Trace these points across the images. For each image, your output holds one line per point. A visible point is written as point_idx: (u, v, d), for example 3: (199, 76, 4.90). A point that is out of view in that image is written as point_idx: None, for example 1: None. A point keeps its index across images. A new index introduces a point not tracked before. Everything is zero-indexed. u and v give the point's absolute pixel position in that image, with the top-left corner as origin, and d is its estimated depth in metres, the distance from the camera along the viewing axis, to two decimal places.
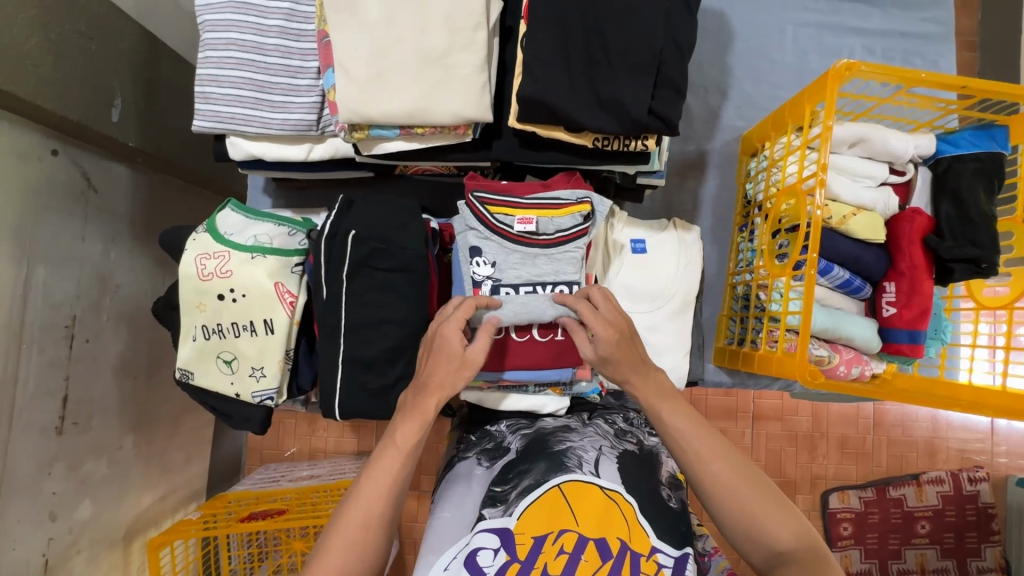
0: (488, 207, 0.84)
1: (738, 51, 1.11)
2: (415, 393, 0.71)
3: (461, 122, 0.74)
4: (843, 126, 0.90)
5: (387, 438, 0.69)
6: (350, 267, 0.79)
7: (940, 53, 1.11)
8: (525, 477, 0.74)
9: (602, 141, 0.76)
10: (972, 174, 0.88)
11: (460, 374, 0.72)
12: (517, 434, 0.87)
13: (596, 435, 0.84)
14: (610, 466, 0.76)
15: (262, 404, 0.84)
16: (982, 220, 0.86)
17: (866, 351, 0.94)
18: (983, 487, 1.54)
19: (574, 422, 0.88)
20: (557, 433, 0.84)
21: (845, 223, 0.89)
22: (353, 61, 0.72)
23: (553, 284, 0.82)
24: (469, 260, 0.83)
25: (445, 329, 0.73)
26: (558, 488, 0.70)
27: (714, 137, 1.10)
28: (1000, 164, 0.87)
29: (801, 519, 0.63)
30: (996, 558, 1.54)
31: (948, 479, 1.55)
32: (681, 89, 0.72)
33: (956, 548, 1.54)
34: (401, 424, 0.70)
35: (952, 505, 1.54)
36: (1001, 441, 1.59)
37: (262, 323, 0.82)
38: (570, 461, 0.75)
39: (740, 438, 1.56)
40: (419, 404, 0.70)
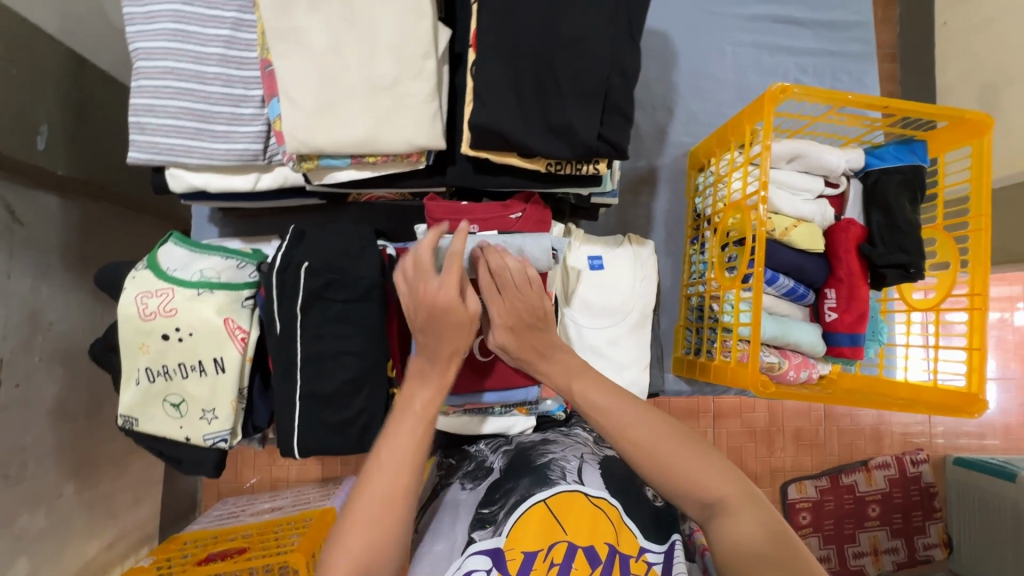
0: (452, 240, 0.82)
1: (682, 70, 1.15)
2: (427, 362, 0.68)
3: (414, 150, 0.73)
4: (780, 144, 0.95)
5: (405, 405, 0.66)
6: (304, 300, 0.77)
7: (865, 71, 1.19)
8: (511, 495, 0.75)
9: (555, 166, 0.76)
10: (897, 186, 0.94)
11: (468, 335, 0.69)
12: (498, 452, 0.89)
13: (577, 444, 0.88)
14: (592, 472, 0.79)
15: (215, 447, 0.80)
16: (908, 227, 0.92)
17: (813, 355, 0.99)
18: (924, 468, 1.66)
19: (552, 435, 0.91)
20: (538, 446, 0.86)
21: (788, 234, 0.94)
22: (299, 91, 0.70)
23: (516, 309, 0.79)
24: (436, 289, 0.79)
25: (433, 292, 0.68)
26: (543, 503, 0.71)
27: (663, 153, 1.14)
28: (921, 175, 0.94)
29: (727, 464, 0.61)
30: (939, 534, 1.66)
31: (894, 463, 1.65)
32: (629, 115, 0.73)
33: (903, 527, 1.65)
34: (420, 394, 0.67)
35: (898, 488, 1.64)
36: (938, 424, 1.70)
37: (211, 362, 0.78)
38: (554, 473, 0.77)
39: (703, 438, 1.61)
40: (436, 372, 0.68)
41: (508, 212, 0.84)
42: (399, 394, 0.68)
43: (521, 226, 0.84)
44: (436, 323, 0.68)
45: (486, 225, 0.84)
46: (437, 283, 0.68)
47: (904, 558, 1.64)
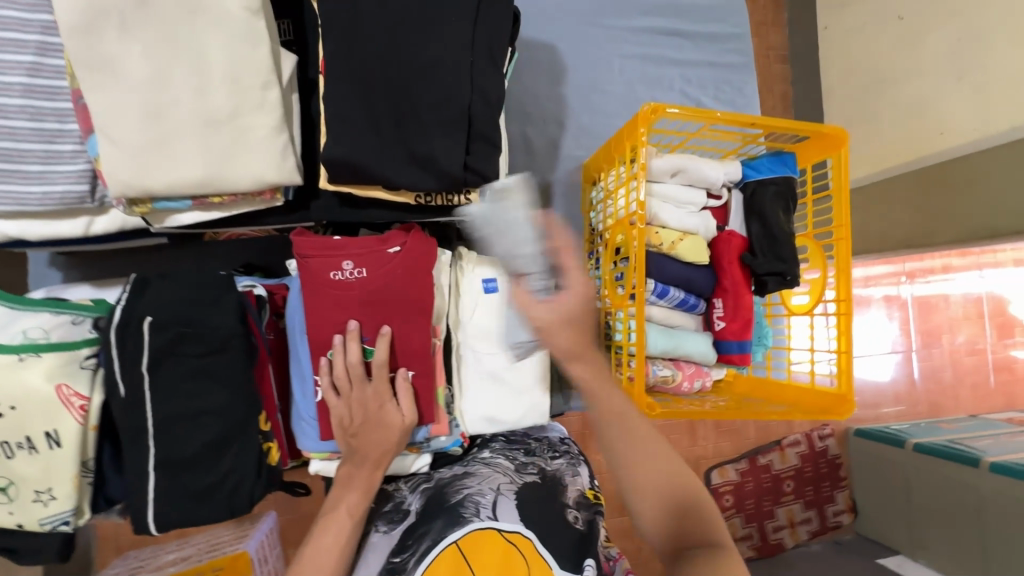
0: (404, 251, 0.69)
1: (571, 84, 1.14)
2: (354, 467, 0.77)
3: (264, 187, 0.67)
4: (662, 158, 0.96)
5: (331, 512, 0.74)
6: (150, 358, 0.69)
7: (744, 81, 1.23)
8: (423, 540, 0.71)
9: (425, 198, 0.73)
10: (772, 197, 0.97)
11: (399, 440, 0.80)
12: (416, 492, 0.85)
13: (496, 475, 0.84)
14: (508, 505, 0.75)
15: (57, 531, 0.70)
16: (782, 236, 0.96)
17: (705, 364, 1.01)
18: (830, 441, 1.76)
19: (468, 468, 0.88)
20: (456, 482, 0.82)
21: (674, 248, 0.96)
22: (118, 127, 0.62)
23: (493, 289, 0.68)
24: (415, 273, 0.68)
25: (372, 403, 0.79)
26: (455, 544, 0.68)
27: (557, 168, 1.13)
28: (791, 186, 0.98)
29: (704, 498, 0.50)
30: (845, 500, 1.75)
31: (804, 440, 1.72)
32: (496, 143, 0.71)
33: (815, 498, 1.72)
34: (345, 498, 0.75)
35: (809, 462, 1.72)
36: None
37: (42, 437, 0.68)
38: (467, 511, 0.73)
39: None
40: (363, 478, 0.77)
41: (385, 245, 0.80)
42: (327, 501, 0.76)
43: (399, 260, 0.79)
44: (368, 428, 0.78)
45: (363, 260, 0.79)
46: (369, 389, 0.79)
47: (818, 526, 1.71)
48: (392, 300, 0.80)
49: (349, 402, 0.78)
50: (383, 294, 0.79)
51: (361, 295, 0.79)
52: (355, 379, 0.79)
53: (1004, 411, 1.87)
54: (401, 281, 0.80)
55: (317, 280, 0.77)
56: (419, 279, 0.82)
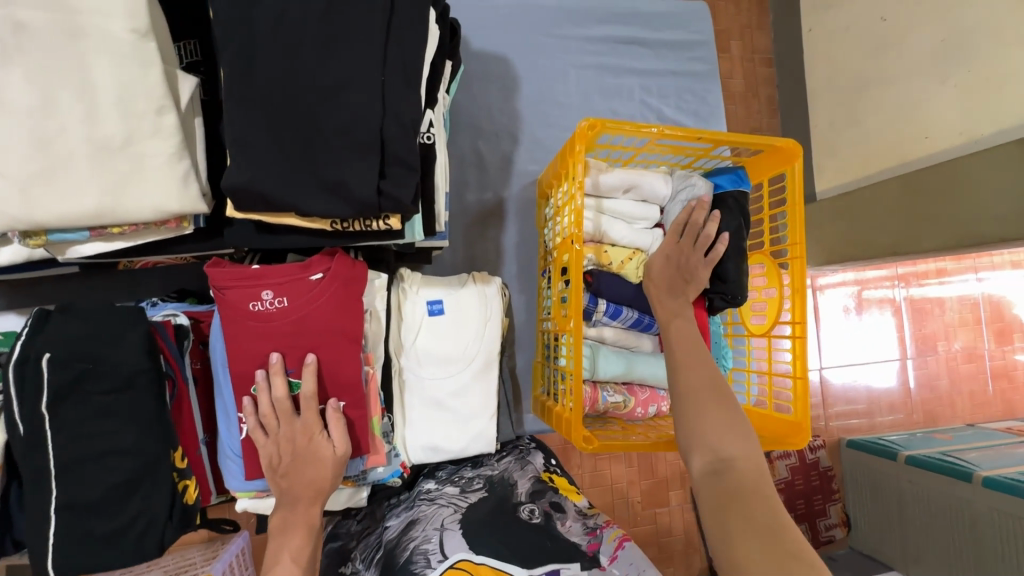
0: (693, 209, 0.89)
1: (525, 96, 1.11)
2: (289, 509, 0.72)
3: (166, 216, 0.64)
4: (612, 173, 0.91)
5: (271, 563, 0.68)
6: (51, 397, 0.65)
7: (708, 89, 1.19)
8: None
9: (341, 224, 0.69)
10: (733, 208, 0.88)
11: (333, 471, 0.75)
12: (370, 566, 0.80)
13: (440, 509, 0.83)
14: (453, 537, 0.76)
15: None
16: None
17: (661, 387, 0.96)
18: (821, 453, 1.64)
19: (411, 513, 0.85)
20: (401, 539, 0.79)
21: (623, 268, 0.93)
22: (4, 158, 0.59)
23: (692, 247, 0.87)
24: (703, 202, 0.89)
25: (299, 437, 0.75)
26: None
27: (510, 183, 1.09)
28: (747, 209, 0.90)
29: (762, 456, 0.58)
30: (838, 513, 1.64)
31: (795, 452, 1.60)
32: (413, 165, 0.67)
33: (806, 512, 1.60)
34: (284, 545, 0.70)
35: (799, 476, 1.59)
36: (833, 405, 1.67)
37: None
38: (418, 565, 0.73)
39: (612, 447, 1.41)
40: (302, 515, 0.72)
41: (307, 272, 0.76)
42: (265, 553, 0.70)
43: (323, 287, 0.76)
44: (299, 464, 0.74)
45: (284, 289, 0.75)
46: (296, 424, 0.75)
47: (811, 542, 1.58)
48: (317, 329, 0.77)
49: (276, 439, 0.75)
50: (307, 323, 0.76)
51: (283, 325, 0.76)
52: (282, 415, 0.75)
53: (1003, 420, 1.79)
54: (327, 309, 0.77)
55: (235, 312, 0.74)
56: (347, 304, 0.78)
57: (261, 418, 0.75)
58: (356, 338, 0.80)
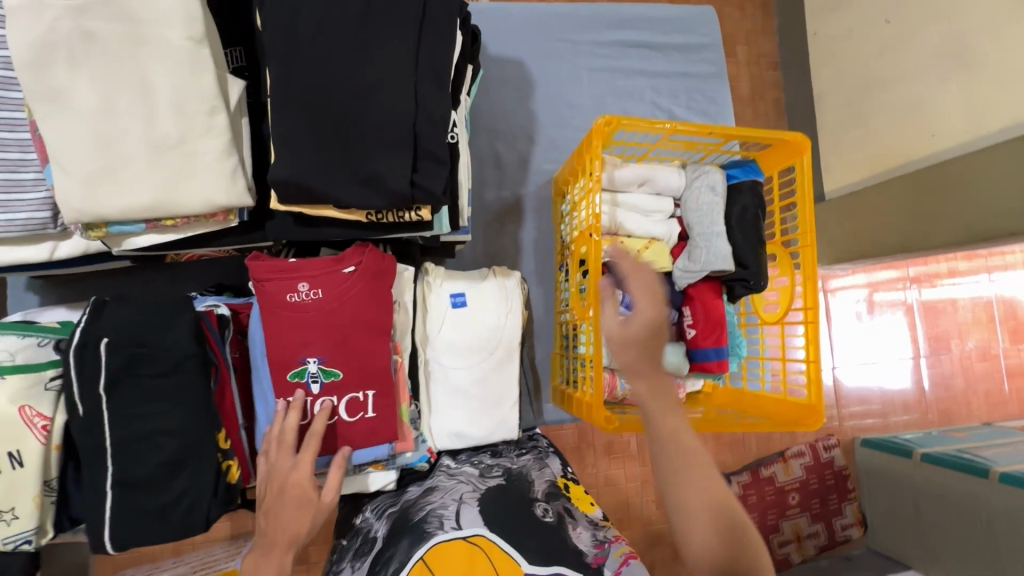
0: (700, 198, 0.96)
1: (540, 98, 1.15)
2: (261, 554, 0.73)
3: (215, 209, 0.69)
4: (628, 168, 0.97)
5: None
6: (107, 379, 0.70)
7: (716, 90, 1.23)
8: (391, 562, 0.74)
9: (376, 215, 0.74)
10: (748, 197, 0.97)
11: (310, 516, 0.77)
12: (382, 518, 0.87)
13: (459, 486, 0.87)
14: (470, 512, 0.79)
15: (20, 551, 0.72)
16: (717, 240, 0.94)
17: (678, 373, 1.01)
18: (836, 452, 1.65)
19: (436, 481, 0.91)
20: (419, 501, 0.85)
21: (640, 256, 0.97)
22: (70, 156, 0.64)
23: (703, 236, 0.95)
24: (712, 191, 0.96)
25: (291, 480, 0.76)
26: (422, 560, 0.71)
27: (527, 181, 1.13)
28: (753, 210, 0.97)
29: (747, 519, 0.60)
30: (854, 513, 1.65)
31: (808, 451, 1.62)
32: (442, 159, 0.72)
33: (822, 511, 1.62)
34: None
35: (814, 475, 1.61)
36: (847, 406, 1.69)
37: (5, 457, 0.70)
38: (432, 526, 0.76)
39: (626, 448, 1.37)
40: (268, 564, 0.73)
41: (340, 266, 0.80)
42: None
43: (354, 281, 0.80)
44: (279, 509, 0.75)
45: (318, 281, 0.79)
46: (292, 468, 0.77)
47: (826, 541, 1.61)
48: (347, 322, 0.80)
49: (270, 475, 0.77)
50: (339, 315, 0.80)
51: (316, 316, 0.79)
52: (283, 449, 0.78)
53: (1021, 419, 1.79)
54: (357, 302, 0.80)
55: (272, 303, 0.78)
56: (377, 298, 0.82)
57: (268, 451, 0.78)
58: (383, 333, 0.83)
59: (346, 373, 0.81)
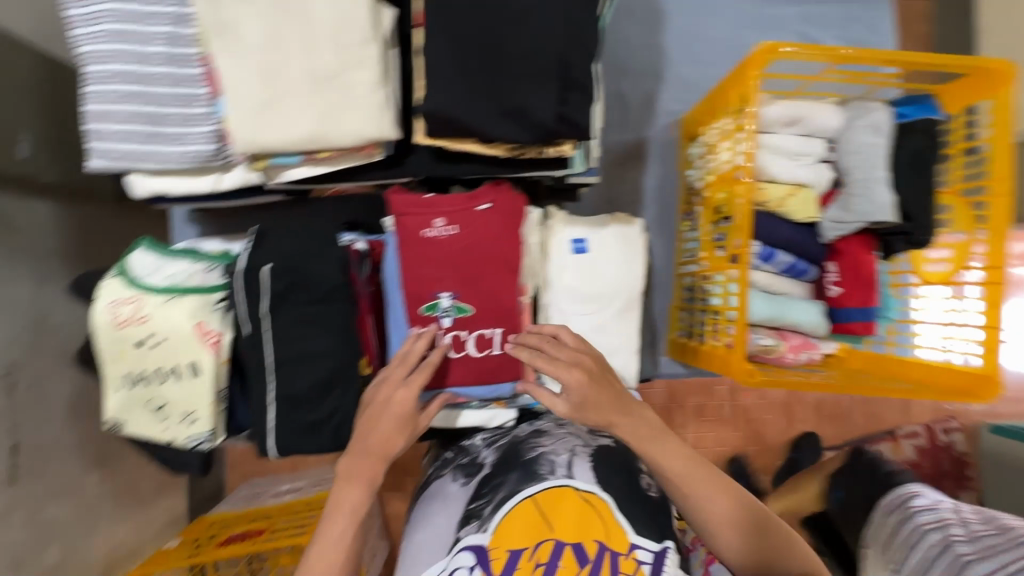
0: (863, 137, 0.84)
1: (671, 30, 1.06)
2: (355, 458, 0.72)
3: (365, 142, 0.70)
4: (775, 106, 0.87)
5: (335, 506, 0.71)
6: (270, 303, 0.76)
7: (880, 16, 1.07)
8: (499, 489, 0.77)
9: (517, 150, 0.72)
10: (921, 138, 0.83)
11: (405, 437, 0.75)
12: (491, 447, 0.89)
13: (569, 436, 0.86)
14: (582, 466, 0.78)
15: (198, 449, 0.82)
16: (879, 187, 0.83)
17: (815, 334, 0.93)
18: (957, 437, 1.47)
19: (545, 426, 0.91)
20: (530, 440, 0.86)
21: (783, 205, 0.87)
22: (241, 89, 0.67)
23: (859, 181, 0.84)
24: (877, 130, 0.83)
25: (398, 394, 0.75)
26: (531, 499, 0.73)
27: (653, 123, 1.06)
28: (926, 153, 0.83)
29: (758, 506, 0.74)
30: None
31: (923, 433, 1.48)
32: (592, 91, 0.67)
33: None
34: (341, 492, 0.72)
35: (927, 458, 1.45)
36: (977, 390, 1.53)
37: (187, 366, 0.80)
38: (544, 468, 0.77)
39: (719, 413, 1.52)
40: (360, 470, 0.72)
41: (474, 203, 0.82)
42: (330, 494, 0.73)
43: (487, 217, 0.82)
44: (378, 422, 0.73)
45: (455, 217, 0.82)
46: (403, 385, 0.75)
47: None
48: (480, 257, 0.82)
49: (376, 388, 0.77)
50: (472, 250, 0.82)
51: (452, 250, 0.82)
52: (405, 364, 0.78)
53: None
54: (489, 238, 0.82)
55: (411, 236, 0.81)
56: (508, 235, 0.83)
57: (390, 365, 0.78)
58: (513, 272, 0.83)
59: (477, 309, 0.83)
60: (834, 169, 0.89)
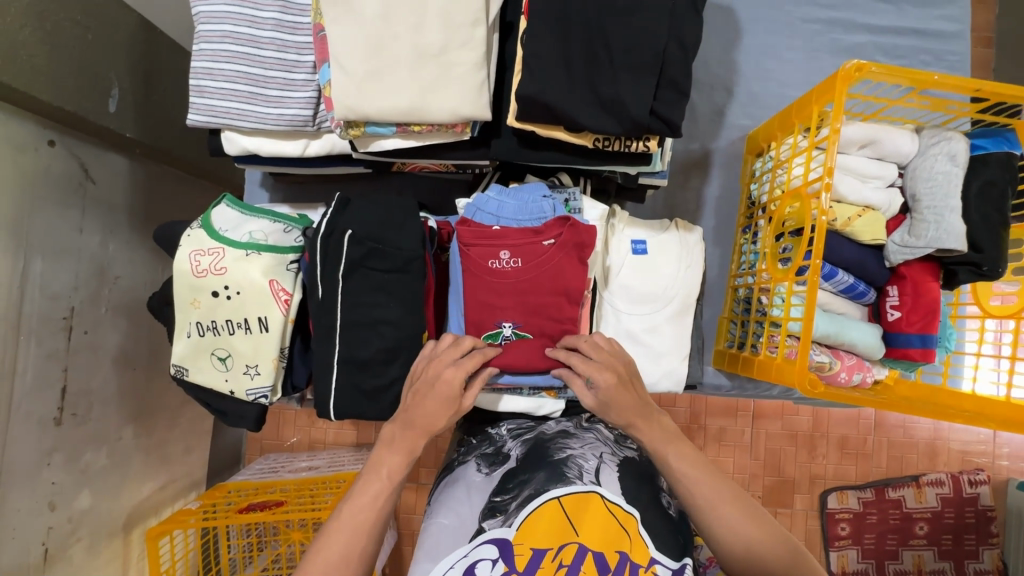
0: (935, 164, 0.85)
1: (745, 47, 1.08)
2: (400, 428, 0.73)
3: (458, 120, 0.72)
4: (852, 126, 0.87)
5: (372, 468, 0.71)
6: (346, 267, 0.78)
7: (955, 52, 1.08)
8: (525, 487, 0.74)
9: (603, 141, 0.75)
10: (999, 168, 0.83)
11: (449, 415, 0.75)
12: (516, 440, 0.88)
13: (596, 441, 0.84)
14: (610, 474, 0.76)
15: (256, 402, 0.84)
16: (951, 215, 0.83)
17: (868, 358, 0.93)
18: (983, 490, 1.53)
19: (571, 427, 0.89)
20: (557, 440, 0.84)
21: (850, 225, 0.87)
22: (350, 57, 0.70)
23: (929, 209, 0.84)
24: (951, 158, 0.84)
25: (444, 373, 0.75)
26: (557, 500, 0.71)
27: (718, 136, 1.09)
28: (1002, 185, 0.83)
29: (772, 522, 0.68)
30: (993, 560, 1.52)
31: (949, 482, 1.54)
32: (684, 90, 0.70)
33: (954, 550, 1.52)
34: (385, 456, 0.72)
35: (951, 508, 1.53)
36: (1004, 445, 1.58)
37: (256, 321, 0.82)
38: (571, 471, 0.75)
39: (739, 437, 1.56)
40: (406, 438, 0.73)
41: (540, 237, 0.82)
42: (369, 457, 0.74)
43: (552, 253, 0.82)
44: (425, 397, 0.74)
45: (518, 252, 0.83)
46: (451, 365, 0.76)
47: None
48: (541, 291, 0.83)
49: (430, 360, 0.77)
50: (533, 285, 0.83)
51: (515, 284, 0.83)
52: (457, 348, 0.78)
53: None
54: (553, 273, 0.82)
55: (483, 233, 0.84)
56: (571, 271, 0.82)
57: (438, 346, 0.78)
58: (573, 302, 0.84)
59: (540, 297, 0.83)
60: (904, 194, 0.90)
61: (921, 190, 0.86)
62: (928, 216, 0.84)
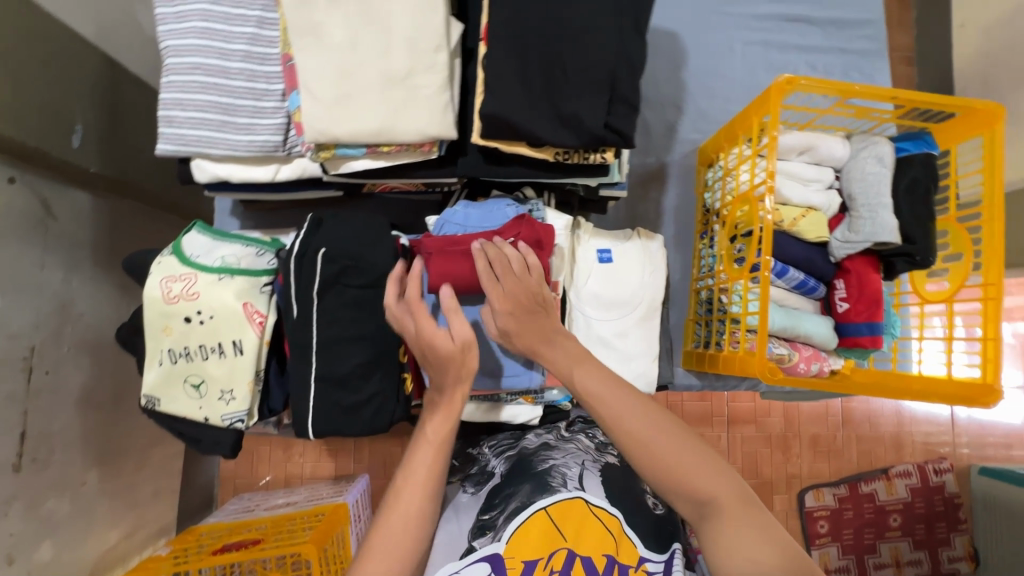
0: (865, 169, 0.93)
1: (691, 68, 1.17)
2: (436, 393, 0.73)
3: (425, 140, 0.76)
4: (790, 135, 0.95)
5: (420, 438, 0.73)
6: (320, 284, 0.80)
7: (876, 67, 1.19)
8: (511, 501, 0.75)
9: (563, 155, 0.80)
10: (921, 165, 0.92)
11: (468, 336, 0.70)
12: (500, 457, 0.89)
13: (578, 451, 0.86)
14: (593, 480, 0.78)
15: (232, 427, 0.83)
16: (884, 212, 0.90)
17: (825, 348, 0.99)
18: (948, 477, 1.62)
19: (552, 439, 0.91)
20: (539, 453, 0.85)
21: (796, 225, 0.94)
22: (319, 83, 0.73)
23: (865, 208, 0.92)
24: (878, 162, 0.92)
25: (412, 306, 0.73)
26: (544, 509, 0.72)
27: (672, 149, 1.16)
28: (927, 182, 0.92)
29: (685, 434, 0.64)
30: (965, 546, 1.60)
31: (915, 472, 1.61)
32: (636, 105, 0.75)
33: (927, 539, 1.59)
34: (430, 420, 0.73)
35: (920, 498, 1.60)
36: (962, 433, 1.67)
37: (230, 344, 0.81)
38: (555, 480, 0.76)
39: (716, 442, 1.60)
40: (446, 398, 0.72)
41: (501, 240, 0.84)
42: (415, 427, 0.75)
43: None
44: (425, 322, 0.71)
45: None
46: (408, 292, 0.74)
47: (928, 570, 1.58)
48: None
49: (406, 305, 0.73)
50: None
51: None
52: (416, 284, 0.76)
53: None
54: None
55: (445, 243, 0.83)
56: None
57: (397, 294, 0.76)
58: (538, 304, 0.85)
59: None
60: (841, 195, 0.97)
61: (856, 192, 0.93)
62: (866, 213, 0.91)
